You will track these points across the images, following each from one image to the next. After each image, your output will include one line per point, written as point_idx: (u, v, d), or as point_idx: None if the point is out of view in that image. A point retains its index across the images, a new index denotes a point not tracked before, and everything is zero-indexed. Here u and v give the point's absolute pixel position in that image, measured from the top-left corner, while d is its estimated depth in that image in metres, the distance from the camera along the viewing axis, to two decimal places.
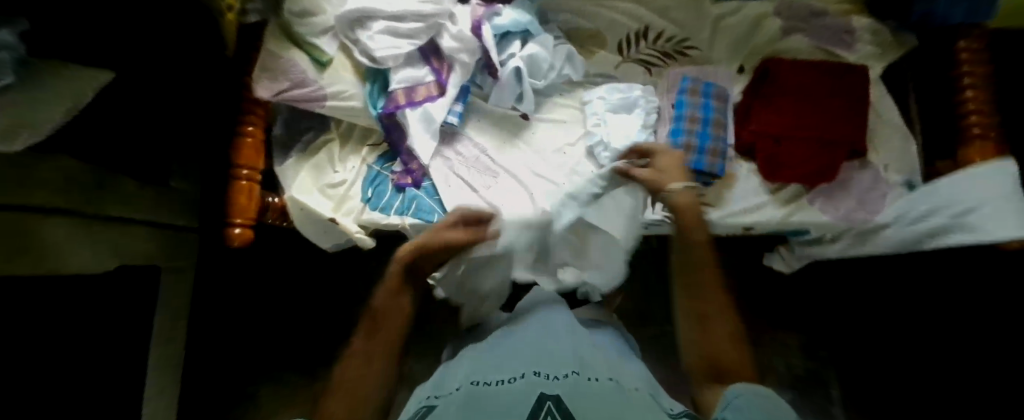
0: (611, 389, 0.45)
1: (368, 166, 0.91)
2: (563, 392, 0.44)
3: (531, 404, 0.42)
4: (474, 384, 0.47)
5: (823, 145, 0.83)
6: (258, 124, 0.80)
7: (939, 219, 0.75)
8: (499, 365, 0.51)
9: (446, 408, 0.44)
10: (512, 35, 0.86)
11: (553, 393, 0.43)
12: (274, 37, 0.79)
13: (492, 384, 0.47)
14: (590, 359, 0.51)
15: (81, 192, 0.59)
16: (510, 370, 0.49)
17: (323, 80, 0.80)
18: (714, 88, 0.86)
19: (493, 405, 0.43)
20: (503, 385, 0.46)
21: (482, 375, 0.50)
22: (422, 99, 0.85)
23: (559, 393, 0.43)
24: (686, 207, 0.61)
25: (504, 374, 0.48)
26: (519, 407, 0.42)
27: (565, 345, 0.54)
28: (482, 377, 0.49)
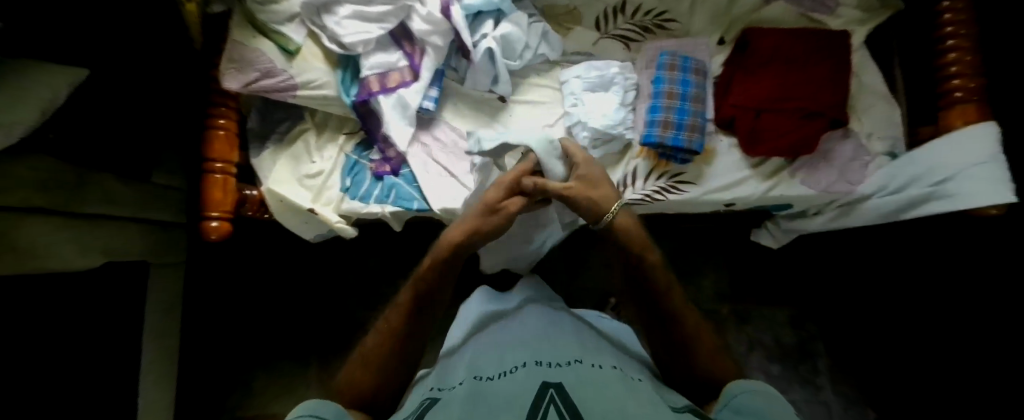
0: (608, 379, 0.51)
1: (346, 155, 0.89)
2: (560, 381, 0.50)
3: (534, 391, 0.48)
4: (477, 378, 0.54)
5: (804, 117, 0.81)
6: (230, 117, 0.79)
7: (920, 188, 0.75)
8: (501, 358, 0.58)
9: (454, 398, 0.51)
10: (484, 15, 0.85)
11: (553, 383, 0.49)
12: (239, 26, 0.77)
13: (493, 377, 0.53)
14: (589, 351, 0.59)
15: (63, 192, 0.65)
16: (509, 363, 0.56)
17: (292, 70, 0.79)
18: (692, 62, 0.85)
19: (499, 393, 0.49)
20: (505, 376, 0.53)
21: (485, 369, 0.57)
22: (395, 85, 0.83)
23: (559, 382, 0.50)
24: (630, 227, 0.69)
25: (503, 367, 0.55)
26: (522, 395, 0.48)
27: (565, 343, 0.61)
28: (484, 370, 0.56)
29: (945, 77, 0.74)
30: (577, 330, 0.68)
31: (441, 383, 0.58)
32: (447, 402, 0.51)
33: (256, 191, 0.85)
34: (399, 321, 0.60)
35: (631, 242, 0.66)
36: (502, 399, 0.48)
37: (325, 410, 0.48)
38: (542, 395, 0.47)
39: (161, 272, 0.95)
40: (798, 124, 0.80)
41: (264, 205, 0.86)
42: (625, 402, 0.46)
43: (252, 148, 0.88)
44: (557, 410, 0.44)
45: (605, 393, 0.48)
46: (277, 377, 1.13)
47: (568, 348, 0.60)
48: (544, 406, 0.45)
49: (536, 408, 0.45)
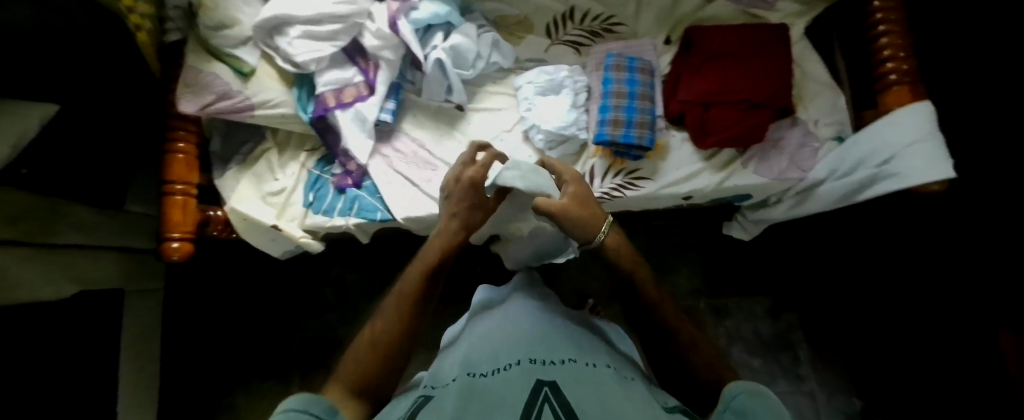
0: (607, 376, 0.47)
1: (308, 171, 0.90)
2: (559, 378, 0.45)
3: (527, 390, 0.42)
4: (469, 375, 0.48)
5: (751, 108, 0.83)
6: (190, 140, 0.81)
7: (867, 169, 0.76)
8: (493, 353, 0.52)
9: (443, 399, 0.44)
10: (434, 28, 0.87)
11: (551, 380, 0.44)
12: (193, 52, 0.78)
13: (487, 374, 0.47)
14: (587, 348, 0.54)
15: (39, 225, 0.66)
16: (503, 358, 0.50)
17: (248, 91, 0.80)
18: (638, 61, 0.88)
19: (488, 393, 0.44)
20: (498, 373, 0.47)
21: (478, 365, 0.51)
22: (352, 100, 0.85)
23: (556, 380, 0.44)
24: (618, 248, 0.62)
25: (497, 364, 0.49)
26: (518, 392, 0.42)
27: (568, 337, 0.56)
28: (474, 369, 0.50)
29: (879, 60, 0.75)
30: (579, 326, 0.63)
31: (433, 381, 0.53)
32: (435, 403, 0.46)
33: (220, 212, 0.85)
34: (405, 317, 0.56)
35: (619, 259, 0.61)
36: (489, 403, 0.42)
37: (316, 406, 0.44)
38: (536, 394, 0.41)
39: (135, 298, 0.96)
40: (744, 115, 0.82)
41: (229, 225, 0.87)
42: (627, 407, 0.41)
43: (216, 169, 0.89)
44: (552, 411, 0.39)
45: (603, 395, 0.42)
46: (258, 398, 1.13)
47: (572, 343, 0.55)
48: (537, 407, 0.39)
49: (526, 411, 0.39)
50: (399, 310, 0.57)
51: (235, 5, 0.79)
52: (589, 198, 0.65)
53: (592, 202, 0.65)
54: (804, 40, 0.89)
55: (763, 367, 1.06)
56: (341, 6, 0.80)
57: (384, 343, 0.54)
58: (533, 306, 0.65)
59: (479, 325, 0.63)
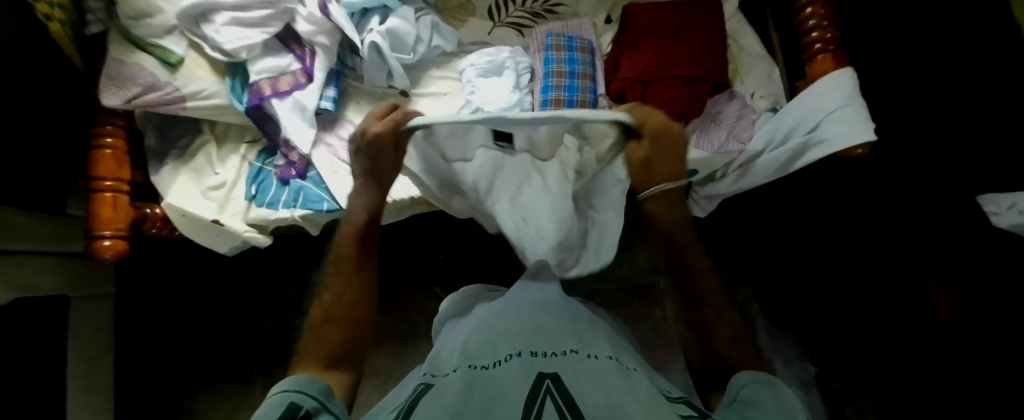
0: (606, 368, 0.44)
1: (250, 164, 0.88)
2: (561, 371, 0.43)
3: (529, 382, 0.41)
4: (471, 367, 0.46)
5: (688, 83, 0.84)
6: (118, 135, 0.78)
7: (798, 138, 0.77)
8: (494, 342, 0.50)
9: (445, 392, 0.42)
10: (371, 11, 0.87)
11: (552, 372, 0.42)
12: (115, 43, 0.75)
13: (489, 367, 0.45)
14: (585, 335, 0.52)
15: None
16: (505, 348, 0.48)
17: (176, 81, 0.77)
18: (576, 41, 0.89)
19: (494, 385, 0.42)
20: (501, 365, 0.45)
21: (478, 354, 0.49)
22: (289, 88, 0.83)
23: (557, 370, 0.43)
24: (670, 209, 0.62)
25: (499, 355, 0.47)
26: (520, 387, 0.41)
27: (567, 323, 0.54)
28: (477, 358, 0.48)
29: (805, 30, 0.78)
30: (583, 311, 0.61)
31: (435, 370, 0.51)
32: (434, 393, 0.44)
33: (158, 209, 0.83)
34: (347, 299, 0.58)
35: (661, 219, 0.62)
36: (495, 394, 0.40)
37: (311, 387, 0.45)
38: (538, 386, 0.40)
39: (81, 301, 0.93)
40: (682, 90, 0.84)
41: (169, 222, 0.85)
42: (630, 399, 0.39)
43: (152, 162, 0.85)
44: (553, 404, 0.37)
45: (603, 385, 0.41)
46: (221, 399, 1.10)
47: (577, 330, 0.53)
48: (538, 400, 0.38)
49: (529, 405, 0.38)
50: (337, 295, 0.58)
51: None
52: (667, 160, 0.59)
53: (665, 168, 0.59)
54: (738, 15, 0.91)
55: None
56: None
57: (335, 328, 0.55)
58: (537, 295, 0.63)
59: (482, 314, 0.61)
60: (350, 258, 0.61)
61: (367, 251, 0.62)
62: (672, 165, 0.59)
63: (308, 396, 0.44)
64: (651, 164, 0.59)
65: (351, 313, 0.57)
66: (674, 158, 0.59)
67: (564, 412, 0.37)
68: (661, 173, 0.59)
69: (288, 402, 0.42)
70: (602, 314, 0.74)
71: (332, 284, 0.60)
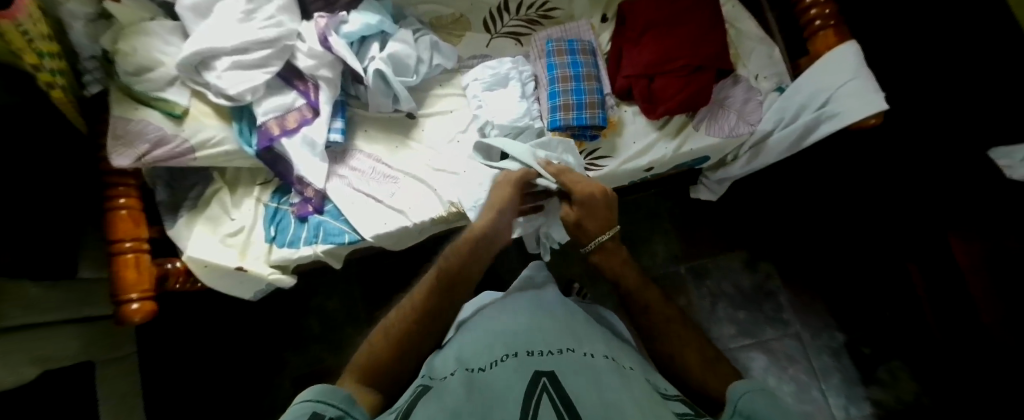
0: (600, 366, 0.45)
1: (265, 205, 0.87)
2: (556, 369, 0.43)
3: (526, 382, 0.41)
4: (468, 370, 0.46)
5: (692, 72, 0.85)
6: (131, 194, 0.77)
7: (807, 116, 0.79)
8: (492, 343, 0.50)
9: (441, 393, 0.42)
10: (369, 39, 0.87)
11: (548, 370, 0.43)
12: (118, 102, 0.74)
13: (485, 369, 0.46)
14: (582, 336, 0.52)
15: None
16: (501, 349, 0.49)
17: (184, 132, 0.76)
18: (577, 43, 0.91)
19: (495, 390, 0.42)
20: (495, 367, 0.46)
21: (474, 357, 0.49)
22: (296, 125, 0.82)
23: (554, 368, 0.43)
24: (611, 265, 0.65)
25: (494, 356, 0.48)
26: (515, 387, 0.41)
27: (563, 324, 0.54)
28: (474, 362, 0.48)
29: (803, 9, 0.79)
30: (574, 305, 0.62)
31: (429, 368, 0.50)
32: (434, 395, 0.43)
33: (179, 262, 0.81)
34: (411, 320, 0.55)
35: (609, 267, 0.65)
36: (494, 400, 0.40)
37: (334, 396, 0.42)
38: (534, 387, 0.40)
39: (110, 362, 0.92)
40: (688, 80, 0.85)
41: (192, 275, 0.83)
42: (623, 400, 0.39)
43: (167, 217, 0.84)
44: (551, 407, 0.38)
45: (599, 386, 0.41)
46: None
47: (575, 330, 0.53)
48: (536, 404, 0.39)
49: (527, 407, 0.38)
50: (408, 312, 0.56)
51: (155, 48, 0.76)
52: (595, 219, 0.67)
53: (598, 221, 0.67)
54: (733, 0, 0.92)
55: (748, 318, 1.10)
56: (269, 31, 0.78)
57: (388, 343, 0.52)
58: (532, 296, 0.63)
59: (477, 315, 0.62)
60: (429, 284, 0.59)
61: (445, 292, 0.58)
62: (603, 217, 0.67)
63: (330, 406, 0.40)
64: (584, 221, 0.67)
65: (409, 339, 0.53)
66: (603, 209, 0.68)
67: (562, 414, 0.37)
68: (593, 230, 0.67)
69: (310, 413, 0.39)
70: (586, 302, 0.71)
71: (404, 303, 0.58)
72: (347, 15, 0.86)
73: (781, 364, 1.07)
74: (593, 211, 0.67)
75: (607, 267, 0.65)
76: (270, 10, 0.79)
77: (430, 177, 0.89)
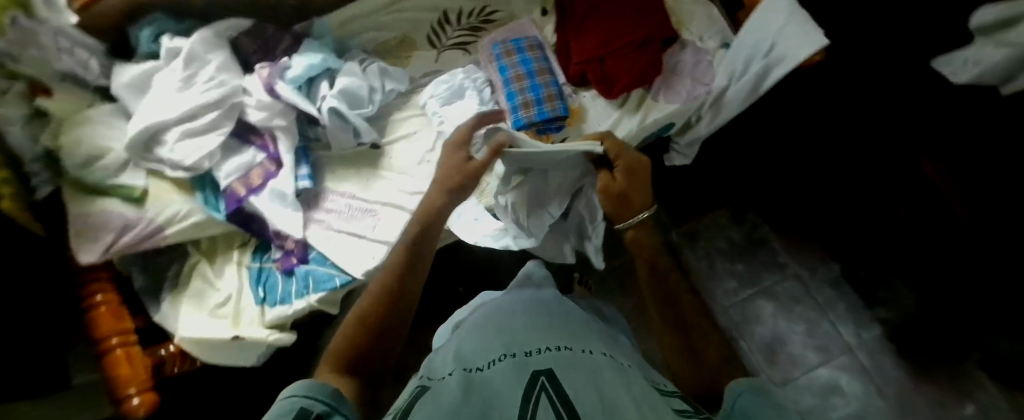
0: (599, 364, 0.43)
1: (247, 267, 0.85)
2: (554, 367, 0.41)
3: (523, 380, 0.39)
4: (466, 370, 0.43)
5: (639, 47, 0.87)
6: (107, 288, 0.74)
7: (758, 64, 0.79)
8: (489, 344, 0.48)
9: (436, 393, 0.39)
10: (317, 78, 0.86)
11: (546, 369, 0.41)
12: (72, 199, 0.71)
13: (483, 369, 0.43)
14: (580, 336, 0.51)
15: None
16: (498, 349, 0.46)
17: (148, 213, 0.73)
18: (523, 40, 0.92)
19: (492, 389, 0.39)
20: (492, 367, 0.43)
21: (472, 356, 0.47)
22: (262, 180, 0.81)
23: (552, 367, 0.41)
24: (642, 242, 0.64)
25: (491, 356, 0.45)
26: (510, 388, 0.38)
27: (560, 326, 0.53)
28: (470, 361, 0.45)
29: None
30: (568, 307, 0.60)
31: (426, 371, 0.48)
32: (431, 395, 0.40)
33: (172, 346, 0.78)
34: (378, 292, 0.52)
35: (639, 247, 0.63)
36: (491, 397, 0.38)
37: (321, 391, 0.38)
38: (532, 384, 0.38)
39: None
40: (637, 55, 0.87)
41: (189, 355, 0.80)
42: (623, 396, 0.37)
43: (150, 304, 0.80)
44: (549, 404, 0.36)
45: (599, 381, 0.39)
46: None
47: (572, 331, 0.52)
48: (535, 399, 0.36)
49: (524, 402, 0.36)
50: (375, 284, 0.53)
51: (101, 135, 0.73)
52: (640, 191, 0.67)
53: (642, 196, 0.67)
54: None
55: (746, 269, 1.17)
56: (212, 92, 0.77)
57: (357, 323, 0.49)
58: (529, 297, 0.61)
59: (473, 318, 0.60)
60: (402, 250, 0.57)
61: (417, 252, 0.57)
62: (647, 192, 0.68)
63: (318, 401, 0.37)
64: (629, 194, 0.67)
65: (386, 314, 0.50)
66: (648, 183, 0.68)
67: (560, 410, 0.35)
68: (637, 204, 0.67)
69: (296, 410, 0.35)
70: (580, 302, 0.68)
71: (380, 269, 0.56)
72: (289, 61, 0.85)
73: (789, 305, 1.13)
74: (639, 185, 0.67)
75: (638, 241, 0.64)
76: (209, 72, 0.78)
77: (408, 202, 0.87)
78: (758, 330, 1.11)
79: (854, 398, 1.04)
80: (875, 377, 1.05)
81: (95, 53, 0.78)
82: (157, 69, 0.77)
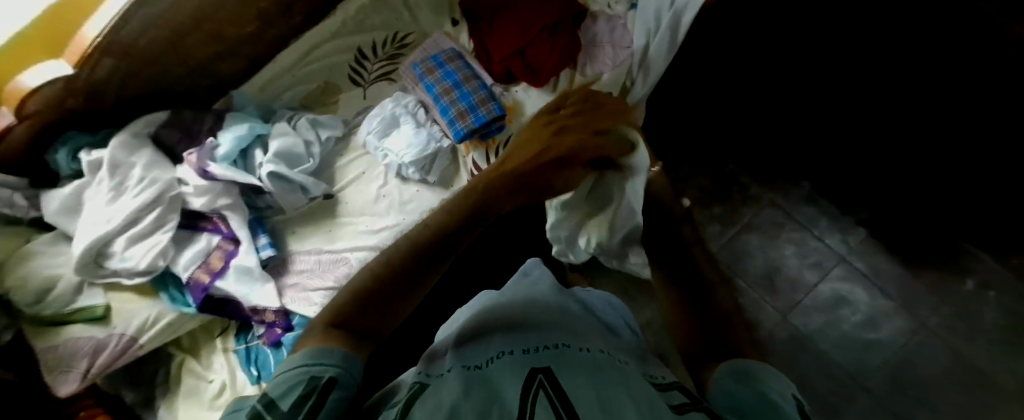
0: (600, 359, 0.39)
1: (234, 351, 0.82)
2: (551, 365, 0.38)
3: (522, 377, 0.36)
4: (465, 368, 0.39)
5: (552, 32, 0.90)
6: (98, 412, 0.70)
7: (666, 17, 0.83)
8: (487, 344, 0.44)
9: (434, 391, 0.36)
10: (251, 148, 0.87)
11: (544, 367, 0.38)
12: (35, 336, 0.69)
13: (482, 367, 0.40)
14: (578, 331, 0.48)
15: None
16: (496, 347, 0.43)
17: (116, 328, 0.72)
18: (441, 55, 0.93)
19: (493, 386, 0.36)
20: (490, 367, 0.40)
21: (470, 355, 0.43)
22: (223, 262, 0.79)
23: (549, 365, 0.38)
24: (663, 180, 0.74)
25: (488, 355, 0.42)
26: (509, 386, 0.35)
27: (559, 323, 0.50)
28: (471, 359, 0.42)
29: None
30: (569, 308, 0.56)
31: (423, 370, 0.43)
32: (430, 394, 0.36)
33: None
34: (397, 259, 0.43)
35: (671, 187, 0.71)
36: (491, 394, 0.34)
37: (330, 356, 0.34)
38: (530, 383, 0.35)
39: None
40: (553, 40, 0.89)
41: None
42: (619, 386, 0.33)
43: (146, 414, 0.79)
44: (547, 397, 0.33)
45: (597, 373, 0.36)
46: None
47: (570, 327, 0.49)
48: (534, 395, 0.33)
49: (523, 399, 0.32)
50: (403, 245, 0.44)
51: (46, 264, 0.72)
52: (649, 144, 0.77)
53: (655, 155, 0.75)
54: None
55: (724, 211, 1.14)
56: (145, 192, 0.76)
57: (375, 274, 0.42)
58: (526, 294, 0.58)
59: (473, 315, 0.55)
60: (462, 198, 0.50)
61: (478, 205, 0.50)
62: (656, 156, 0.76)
63: (328, 367, 0.33)
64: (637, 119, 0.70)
65: (411, 267, 0.43)
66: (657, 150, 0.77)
67: (558, 406, 0.31)
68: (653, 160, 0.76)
69: (304, 379, 0.32)
70: (582, 295, 0.64)
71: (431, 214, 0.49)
72: (216, 139, 0.84)
73: (771, 233, 1.12)
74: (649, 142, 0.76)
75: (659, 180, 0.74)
76: (138, 173, 0.77)
77: (376, 240, 0.86)
78: (752, 264, 1.10)
79: (861, 306, 1.04)
80: (874, 278, 1.06)
81: (18, 188, 0.76)
82: (84, 186, 0.76)
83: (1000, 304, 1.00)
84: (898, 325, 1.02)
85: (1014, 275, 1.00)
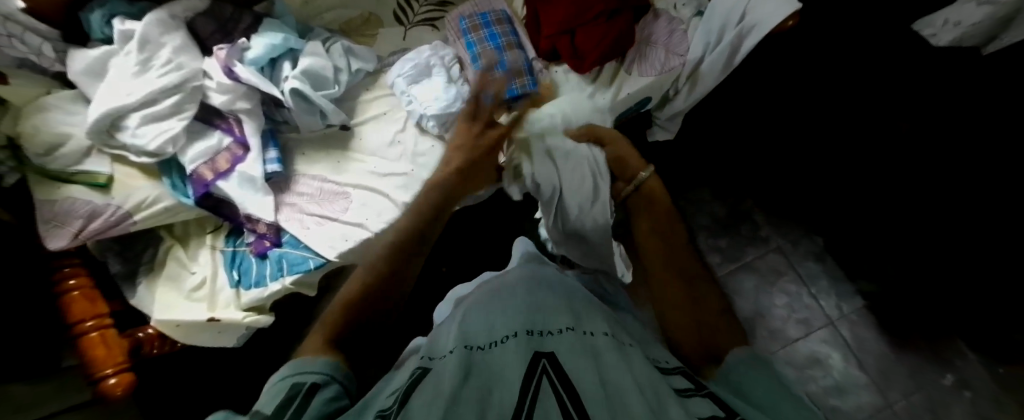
0: (604, 347, 0.40)
1: (222, 251, 0.83)
2: (558, 349, 0.40)
3: (525, 361, 0.38)
4: (468, 348, 0.41)
5: (609, 19, 0.85)
6: (80, 273, 0.72)
7: (731, 31, 0.80)
8: (495, 320, 0.45)
9: (440, 375, 0.37)
10: (280, 60, 0.87)
11: (548, 351, 0.39)
12: (38, 186, 0.71)
13: (485, 350, 0.41)
14: (583, 313, 0.47)
15: None
16: (500, 328, 0.44)
17: (115, 200, 0.73)
18: (489, 15, 0.92)
19: (495, 371, 0.38)
20: (496, 349, 0.41)
21: (475, 334, 0.44)
22: (230, 165, 0.80)
23: (554, 349, 0.39)
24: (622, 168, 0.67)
25: (492, 335, 0.43)
26: (514, 370, 0.37)
27: (566, 301, 0.49)
28: (474, 338, 0.43)
29: None
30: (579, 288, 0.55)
31: (428, 349, 0.45)
32: (435, 376, 0.38)
33: (151, 329, 0.75)
34: (363, 286, 0.47)
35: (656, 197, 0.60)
36: (490, 380, 0.37)
37: (314, 365, 0.39)
38: (534, 367, 0.37)
39: None
40: (608, 27, 0.84)
41: (167, 337, 0.77)
42: (624, 381, 0.35)
43: (126, 288, 0.79)
44: (550, 387, 0.34)
45: (600, 363, 0.38)
46: None
47: (581, 309, 0.48)
48: (535, 384, 0.35)
49: (525, 386, 0.35)
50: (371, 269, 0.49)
51: (64, 120, 0.74)
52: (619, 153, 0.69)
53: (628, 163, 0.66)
54: None
55: (729, 243, 1.13)
56: (169, 76, 0.77)
57: (349, 300, 0.47)
58: (532, 271, 0.57)
59: (478, 292, 0.55)
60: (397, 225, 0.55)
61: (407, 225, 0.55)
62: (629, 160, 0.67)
63: (310, 372, 0.38)
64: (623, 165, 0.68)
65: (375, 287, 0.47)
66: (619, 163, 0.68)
67: (562, 396, 0.34)
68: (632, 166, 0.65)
69: (289, 385, 0.37)
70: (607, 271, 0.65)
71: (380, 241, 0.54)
72: (248, 42, 0.85)
73: (769, 279, 1.10)
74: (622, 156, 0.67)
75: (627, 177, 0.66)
76: (165, 54, 0.78)
77: (381, 183, 0.86)
78: (741, 304, 1.09)
79: (836, 372, 1.03)
80: (856, 349, 1.04)
81: (49, 38, 0.77)
82: (112, 53, 0.77)
83: (973, 406, 0.97)
84: (866, 400, 1.01)
85: (996, 384, 0.98)
